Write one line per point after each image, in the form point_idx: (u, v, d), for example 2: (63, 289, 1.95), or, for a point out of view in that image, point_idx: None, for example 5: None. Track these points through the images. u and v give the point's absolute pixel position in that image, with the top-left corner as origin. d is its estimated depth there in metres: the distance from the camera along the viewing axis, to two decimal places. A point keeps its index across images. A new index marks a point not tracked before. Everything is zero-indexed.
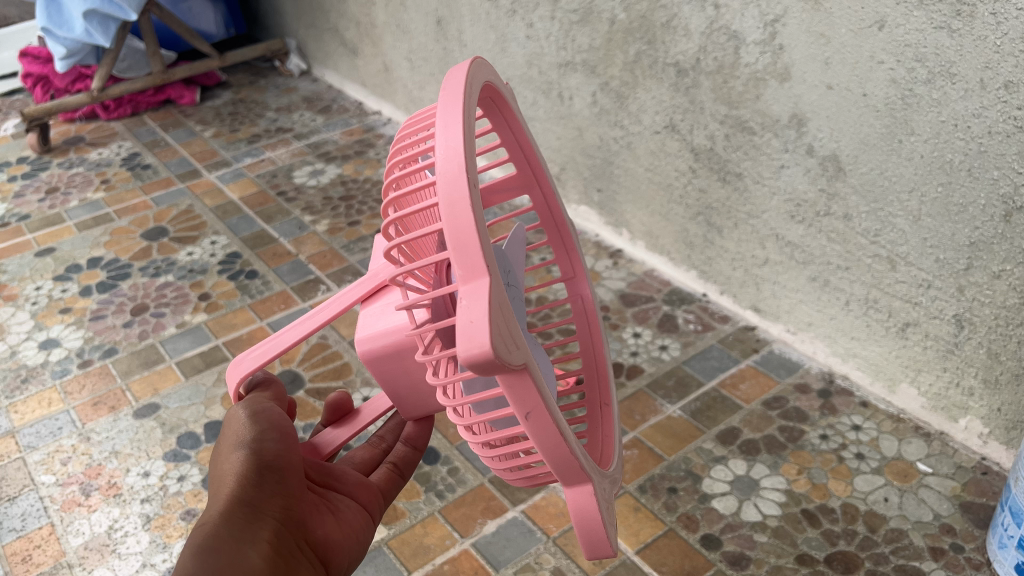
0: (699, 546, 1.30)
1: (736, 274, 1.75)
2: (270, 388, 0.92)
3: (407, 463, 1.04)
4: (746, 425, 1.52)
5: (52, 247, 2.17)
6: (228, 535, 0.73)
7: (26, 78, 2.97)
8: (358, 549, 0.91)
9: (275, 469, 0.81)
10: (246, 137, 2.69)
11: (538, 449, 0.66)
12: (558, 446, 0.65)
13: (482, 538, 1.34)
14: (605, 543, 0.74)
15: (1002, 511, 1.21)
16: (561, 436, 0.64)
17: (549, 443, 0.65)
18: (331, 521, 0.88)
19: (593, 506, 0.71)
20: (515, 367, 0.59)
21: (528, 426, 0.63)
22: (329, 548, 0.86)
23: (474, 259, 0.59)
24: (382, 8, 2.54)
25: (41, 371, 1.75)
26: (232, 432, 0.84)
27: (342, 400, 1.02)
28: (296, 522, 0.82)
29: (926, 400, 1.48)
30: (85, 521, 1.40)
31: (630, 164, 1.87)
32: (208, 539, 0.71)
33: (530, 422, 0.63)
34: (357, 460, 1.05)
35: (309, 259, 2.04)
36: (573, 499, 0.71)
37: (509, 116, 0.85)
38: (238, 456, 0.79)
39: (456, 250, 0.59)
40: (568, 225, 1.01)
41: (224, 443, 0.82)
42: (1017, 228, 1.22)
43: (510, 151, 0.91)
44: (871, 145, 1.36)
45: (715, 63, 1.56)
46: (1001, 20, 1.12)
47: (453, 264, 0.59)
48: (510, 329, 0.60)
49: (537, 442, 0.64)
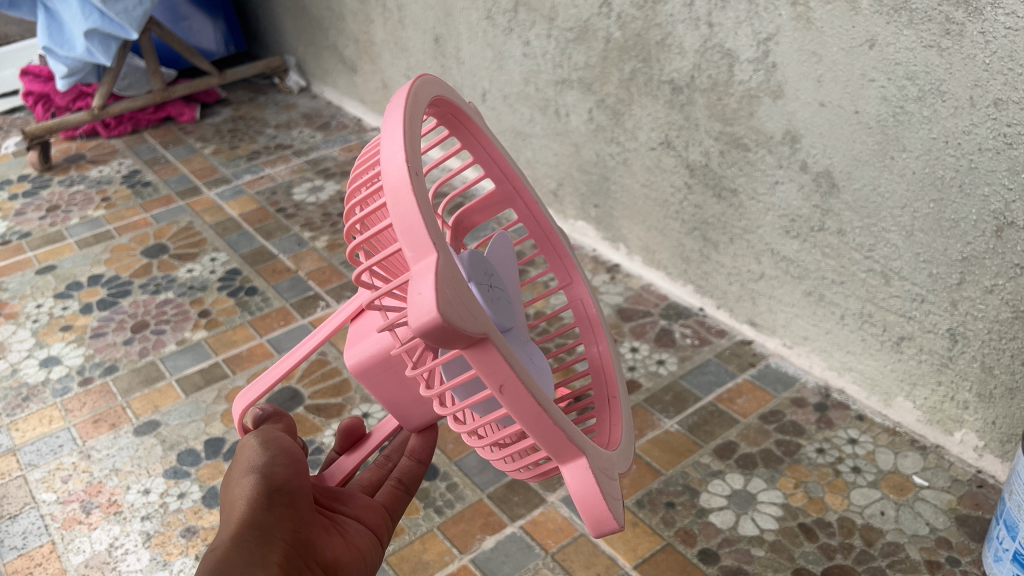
0: (697, 561, 1.31)
1: (732, 288, 1.77)
2: (281, 421, 0.92)
3: (412, 477, 1.04)
4: (743, 439, 1.53)
5: (53, 265, 2.18)
6: (240, 559, 0.69)
7: (27, 96, 3.00)
8: (366, 571, 0.88)
9: (287, 489, 0.79)
10: (246, 153, 2.71)
11: (522, 425, 0.65)
12: (540, 417, 0.65)
13: (480, 554, 1.34)
14: (611, 525, 0.71)
15: (997, 525, 1.22)
16: (540, 406, 0.64)
17: (530, 414, 0.64)
18: (340, 543, 0.86)
19: (593, 480, 0.69)
20: (474, 335, 0.59)
21: (505, 399, 0.63)
22: (343, 569, 0.84)
23: (421, 238, 0.60)
24: (380, 25, 2.56)
25: (42, 389, 1.76)
26: (238, 463, 0.82)
27: (354, 425, 1.03)
28: (306, 546, 0.79)
29: (921, 414, 1.49)
30: (85, 539, 1.41)
31: (626, 179, 1.89)
32: (220, 564, 0.68)
33: (506, 394, 0.63)
34: (363, 481, 1.05)
35: (309, 275, 2.05)
36: (572, 477, 0.70)
37: (475, 133, 0.90)
38: (249, 481, 0.77)
39: (405, 236, 0.61)
40: (557, 232, 1.03)
41: (234, 469, 0.80)
42: (1008, 244, 1.24)
43: (486, 167, 0.95)
44: (863, 161, 1.38)
45: (709, 81, 1.58)
46: (990, 38, 1.14)
47: (405, 250, 0.61)
48: (465, 300, 0.60)
49: (517, 417, 0.64)
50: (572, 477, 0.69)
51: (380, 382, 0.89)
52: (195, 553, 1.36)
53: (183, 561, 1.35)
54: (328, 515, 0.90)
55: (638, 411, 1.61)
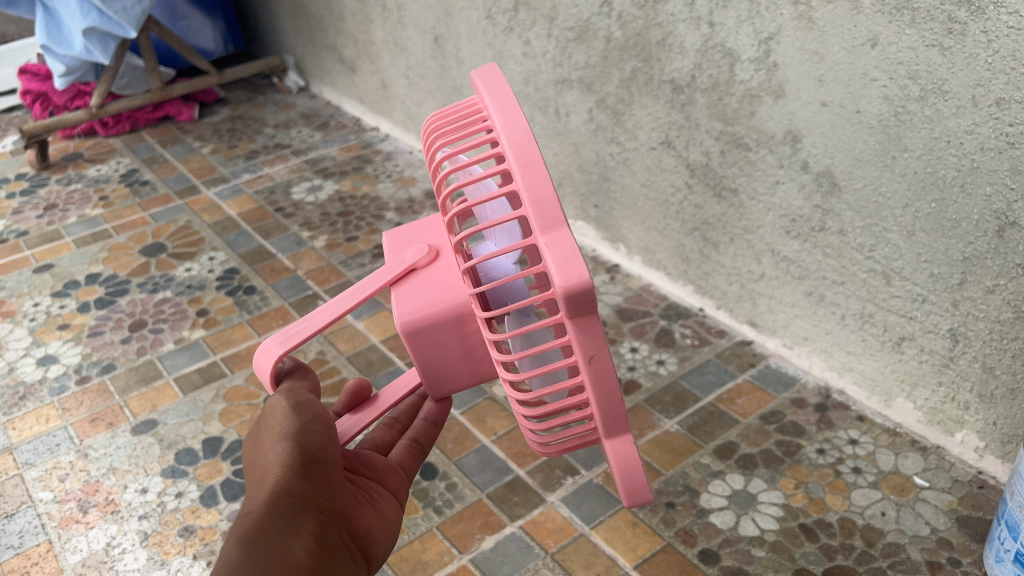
0: (697, 561, 1.30)
1: (732, 289, 1.76)
2: (307, 379, 0.90)
3: (428, 438, 1.03)
4: (743, 439, 1.52)
5: (51, 263, 2.17)
6: (273, 527, 0.70)
7: (26, 95, 2.99)
8: (391, 540, 0.89)
9: (320, 458, 0.79)
10: (245, 153, 2.71)
11: (594, 397, 0.69)
12: (613, 393, 0.69)
13: (480, 553, 1.33)
14: (642, 499, 0.75)
15: (998, 526, 1.22)
16: (617, 381, 0.68)
17: (607, 387, 0.68)
18: (368, 510, 0.86)
19: (636, 457, 0.73)
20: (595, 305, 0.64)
21: (591, 370, 0.67)
22: (370, 540, 0.85)
23: (553, 212, 0.64)
24: (380, 25, 2.56)
25: (39, 388, 1.75)
26: (272, 421, 0.82)
27: (362, 386, 1.00)
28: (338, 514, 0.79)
29: (922, 415, 1.49)
30: (82, 538, 1.40)
31: (626, 179, 1.89)
32: (252, 532, 0.69)
33: (593, 365, 0.67)
34: (374, 440, 1.04)
35: (307, 275, 2.04)
36: (614, 453, 0.73)
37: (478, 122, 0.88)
38: (283, 447, 0.77)
39: (536, 206, 0.64)
40: None
41: (268, 434, 0.81)
42: (1010, 244, 1.24)
43: None
44: (865, 161, 1.38)
45: (710, 80, 1.58)
46: (993, 38, 1.14)
47: (532, 218, 0.64)
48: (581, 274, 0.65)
49: (596, 389, 0.68)
50: (615, 452, 0.73)
51: (426, 343, 0.86)
52: (193, 553, 1.36)
53: (181, 560, 1.34)
54: (353, 480, 0.90)
55: (638, 411, 1.60)
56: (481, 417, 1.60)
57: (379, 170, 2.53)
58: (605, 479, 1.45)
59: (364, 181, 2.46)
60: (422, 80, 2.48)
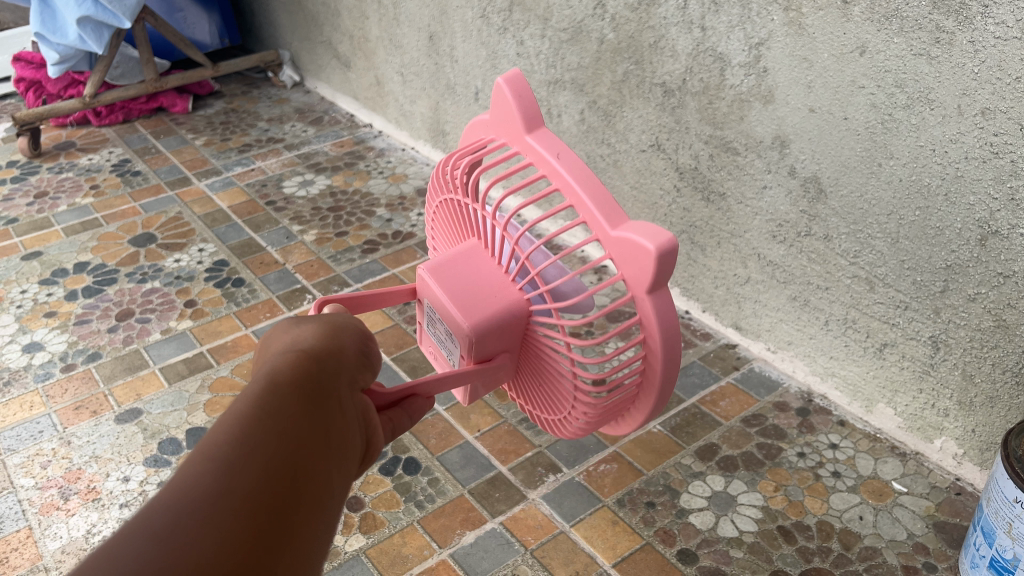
0: (676, 561, 1.31)
1: (718, 292, 1.77)
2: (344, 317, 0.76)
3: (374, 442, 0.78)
4: (724, 441, 1.53)
5: (39, 251, 2.17)
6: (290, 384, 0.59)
7: (19, 82, 2.98)
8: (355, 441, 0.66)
9: (362, 352, 0.69)
10: (237, 146, 2.71)
11: (582, 187, 0.94)
12: (586, 180, 0.95)
13: (460, 549, 1.34)
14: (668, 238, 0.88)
15: (974, 532, 1.23)
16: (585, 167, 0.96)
17: (585, 177, 0.95)
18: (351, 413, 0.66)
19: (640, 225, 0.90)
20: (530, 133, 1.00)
21: (564, 161, 0.96)
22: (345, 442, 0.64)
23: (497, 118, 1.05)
24: (375, 22, 2.57)
25: (24, 374, 1.75)
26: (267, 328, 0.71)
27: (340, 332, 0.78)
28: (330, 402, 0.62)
29: (902, 421, 1.50)
30: (63, 525, 1.40)
31: (616, 181, 1.90)
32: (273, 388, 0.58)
33: (562, 159, 0.97)
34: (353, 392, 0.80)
35: (297, 269, 2.06)
36: (630, 230, 0.90)
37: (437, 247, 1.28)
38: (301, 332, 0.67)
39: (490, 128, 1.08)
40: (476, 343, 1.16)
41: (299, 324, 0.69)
42: (992, 253, 1.25)
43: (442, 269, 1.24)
44: (850, 167, 1.39)
45: (700, 84, 1.59)
46: (979, 48, 1.15)
47: (509, 87, 1.01)
48: (514, 114, 1.01)
49: (575, 173, 0.95)
50: (631, 231, 0.90)
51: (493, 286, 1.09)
52: None
53: None
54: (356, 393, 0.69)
55: None
56: (466, 413, 1.61)
57: (371, 167, 2.55)
58: (587, 477, 1.46)
59: (356, 177, 2.48)
60: (416, 78, 2.49)
